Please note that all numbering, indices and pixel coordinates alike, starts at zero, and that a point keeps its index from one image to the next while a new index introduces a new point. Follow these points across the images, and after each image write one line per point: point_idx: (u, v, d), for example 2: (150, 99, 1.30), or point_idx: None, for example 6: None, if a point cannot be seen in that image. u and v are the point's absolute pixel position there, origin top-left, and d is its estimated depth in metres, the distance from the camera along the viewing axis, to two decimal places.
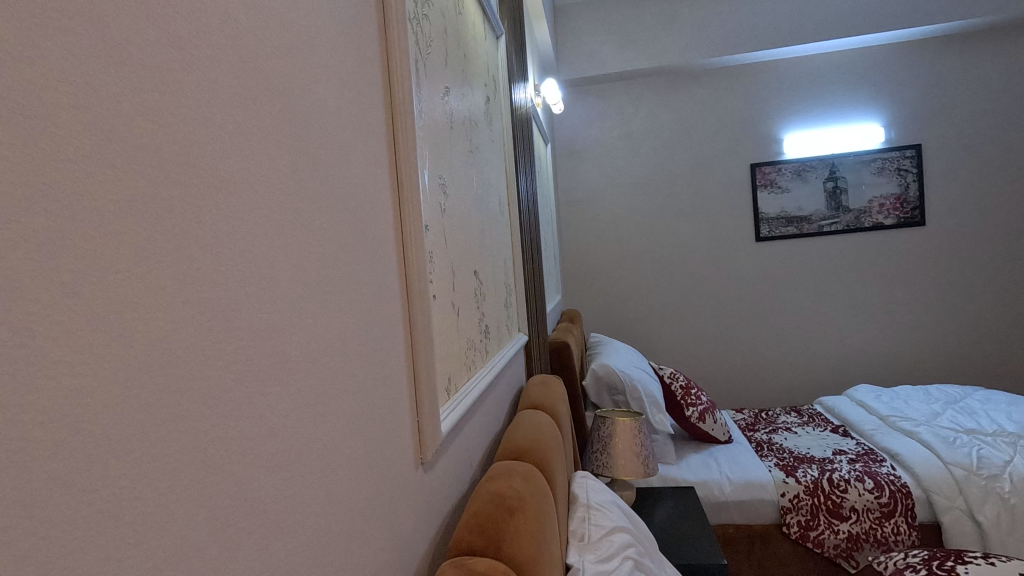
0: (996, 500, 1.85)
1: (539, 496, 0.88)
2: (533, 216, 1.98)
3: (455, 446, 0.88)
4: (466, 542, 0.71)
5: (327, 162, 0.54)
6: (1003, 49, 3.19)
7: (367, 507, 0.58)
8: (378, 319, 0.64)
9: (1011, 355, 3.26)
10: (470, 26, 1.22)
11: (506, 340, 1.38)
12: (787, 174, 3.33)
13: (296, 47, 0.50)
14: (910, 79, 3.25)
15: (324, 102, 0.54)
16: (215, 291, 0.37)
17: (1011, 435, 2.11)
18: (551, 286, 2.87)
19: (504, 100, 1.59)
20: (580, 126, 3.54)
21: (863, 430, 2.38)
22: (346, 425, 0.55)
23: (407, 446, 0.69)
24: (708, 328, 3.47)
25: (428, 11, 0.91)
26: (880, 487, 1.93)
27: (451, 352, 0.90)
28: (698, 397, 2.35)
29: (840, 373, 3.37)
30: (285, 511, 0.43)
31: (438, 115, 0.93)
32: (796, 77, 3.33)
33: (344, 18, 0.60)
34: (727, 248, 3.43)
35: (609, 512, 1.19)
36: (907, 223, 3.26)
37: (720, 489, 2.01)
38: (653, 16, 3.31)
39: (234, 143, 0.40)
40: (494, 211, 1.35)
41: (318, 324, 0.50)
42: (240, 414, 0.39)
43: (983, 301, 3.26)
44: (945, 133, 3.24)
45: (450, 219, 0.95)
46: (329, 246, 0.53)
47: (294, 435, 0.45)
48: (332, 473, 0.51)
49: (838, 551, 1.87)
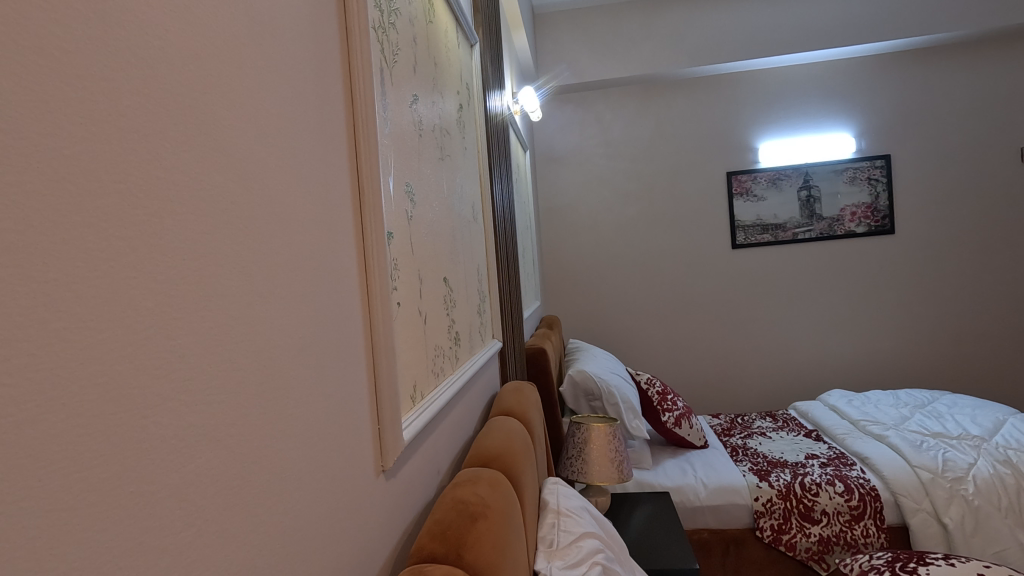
0: (961, 502, 1.90)
1: (505, 502, 0.88)
2: (510, 223, 1.98)
3: (419, 453, 0.88)
4: (428, 549, 0.70)
5: (282, 170, 0.54)
6: (969, 63, 3.28)
7: (324, 513, 0.57)
8: (337, 325, 0.64)
9: (978, 361, 3.35)
10: (442, 34, 1.22)
11: (478, 346, 1.38)
12: (762, 182, 3.39)
13: (248, 53, 0.50)
14: (879, 90, 3.33)
15: (278, 110, 0.54)
16: (155, 300, 0.37)
17: (975, 438, 2.16)
18: (530, 293, 2.88)
19: (480, 108, 1.60)
20: (559, 133, 3.57)
21: (834, 434, 2.42)
22: (302, 433, 0.54)
23: (367, 453, 0.69)
24: (685, 334, 3.51)
25: (396, 20, 0.92)
26: (850, 490, 1.97)
27: (417, 360, 0.89)
28: (674, 402, 2.37)
29: (814, 378, 3.43)
30: (233, 519, 0.43)
31: (406, 123, 0.94)
32: (771, 88, 3.39)
33: (301, 26, 0.60)
34: (704, 255, 3.47)
35: (579, 518, 1.19)
36: (878, 231, 3.34)
37: (695, 494, 2.03)
38: (630, 25, 3.36)
39: (176, 150, 0.40)
40: (466, 217, 1.36)
41: (271, 331, 0.50)
42: (180, 424, 0.38)
43: (950, 307, 3.34)
44: (914, 144, 3.33)
45: (418, 227, 0.95)
46: (284, 253, 0.53)
47: (244, 443, 0.45)
48: (286, 481, 0.51)
49: (810, 554, 1.90)
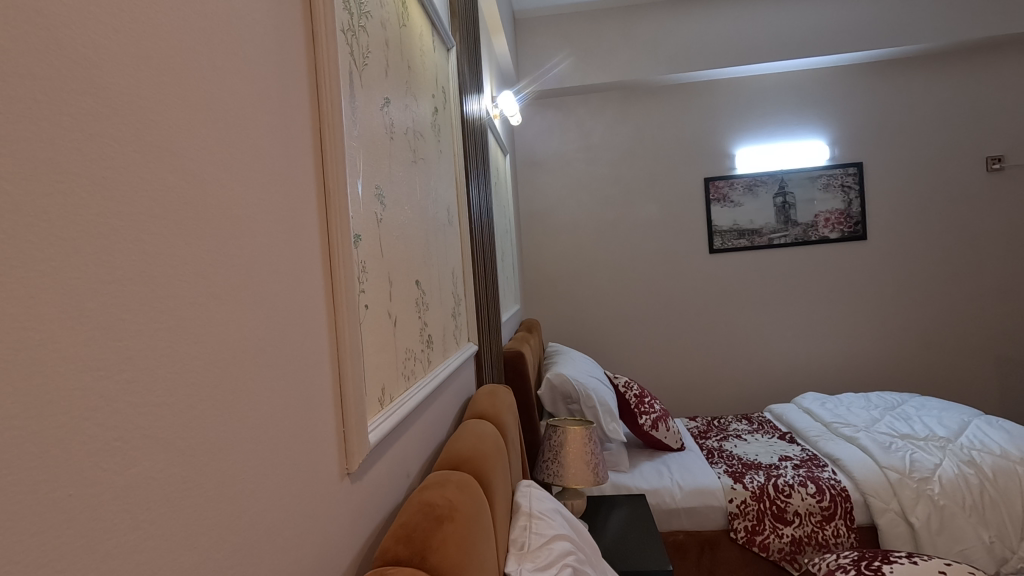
0: (927, 501, 1.94)
1: (474, 505, 0.88)
2: (487, 227, 1.98)
3: (386, 455, 0.87)
4: (392, 552, 0.71)
5: (241, 171, 0.54)
6: (939, 74, 3.38)
7: (283, 516, 0.57)
8: (300, 328, 0.63)
9: (945, 364, 3.43)
10: (416, 38, 1.23)
11: (452, 350, 1.38)
12: (739, 188, 3.44)
13: (207, 56, 0.50)
14: (851, 99, 3.41)
15: (238, 112, 0.54)
16: (100, 301, 0.37)
17: (941, 439, 2.21)
18: (510, 296, 2.88)
19: (457, 111, 1.61)
20: (540, 138, 3.60)
21: (807, 436, 2.46)
22: (261, 435, 0.54)
23: (331, 456, 0.69)
24: (663, 337, 3.54)
25: (367, 23, 0.92)
26: (822, 491, 2.00)
27: (385, 363, 0.89)
28: (651, 405, 2.39)
29: (789, 381, 3.49)
30: (184, 521, 0.43)
31: (376, 127, 0.94)
32: (748, 96, 3.46)
33: (264, 28, 0.60)
34: (682, 259, 3.52)
35: (551, 520, 1.20)
36: (850, 238, 3.41)
37: (671, 497, 2.05)
38: (611, 31, 3.39)
39: (124, 150, 0.40)
40: (441, 220, 1.36)
41: (229, 333, 0.50)
42: (125, 426, 0.38)
43: (921, 311, 3.43)
44: (885, 153, 3.41)
45: (388, 230, 0.95)
46: (244, 254, 0.53)
47: (196, 446, 0.45)
48: (243, 484, 0.51)
49: (782, 555, 1.93)
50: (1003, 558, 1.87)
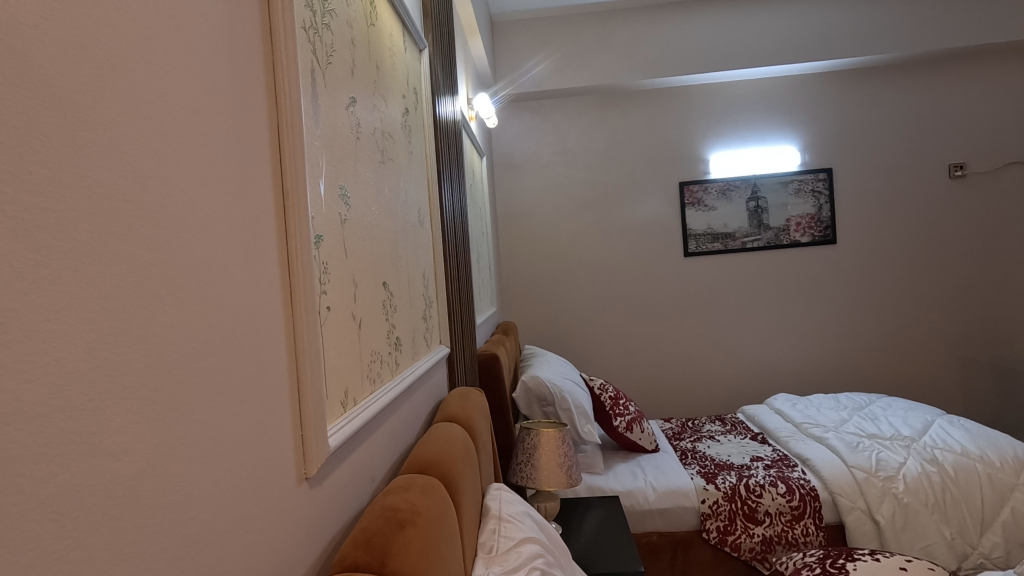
0: (892, 499, 1.99)
1: (439, 509, 0.87)
2: (461, 228, 1.96)
3: (348, 458, 0.86)
4: (350, 558, 0.69)
5: (189, 170, 0.52)
6: (905, 83, 3.47)
7: (231, 522, 0.55)
8: (254, 329, 0.62)
9: (913, 364, 3.51)
10: (385, 37, 1.22)
11: (422, 352, 1.37)
12: (713, 193, 3.49)
13: (150, 51, 0.48)
14: (821, 106, 3.49)
15: (185, 108, 0.53)
16: (21, 301, 0.35)
17: (906, 439, 2.26)
18: (486, 299, 2.86)
19: (429, 111, 1.60)
20: (516, 140, 3.60)
21: (778, 437, 2.50)
22: (209, 440, 0.53)
23: (288, 460, 0.68)
24: (639, 339, 3.57)
25: (331, 21, 0.91)
26: (791, 491, 2.03)
27: (348, 366, 0.88)
28: (626, 407, 2.41)
29: (762, 383, 3.54)
30: (117, 527, 0.41)
31: (340, 126, 0.93)
32: (722, 102, 3.51)
33: (215, 26, 0.58)
34: (658, 262, 3.55)
35: (520, 523, 1.20)
36: (821, 241, 3.48)
37: (645, 498, 2.06)
38: (587, 35, 3.41)
39: (55, 146, 0.38)
40: (411, 221, 1.35)
41: (173, 336, 0.49)
42: (50, 431, 0.37)
43: (889, 313, 3.51)
44: (853, 159, 3.49)
45: (352, 230, 0.94)
46: (192, 255, 0.52)
47: (131, 449, 0.43)
48: (187, 489, 0.49)
49: (753, 554, 1.96)
50: (963, 553, 1.93)
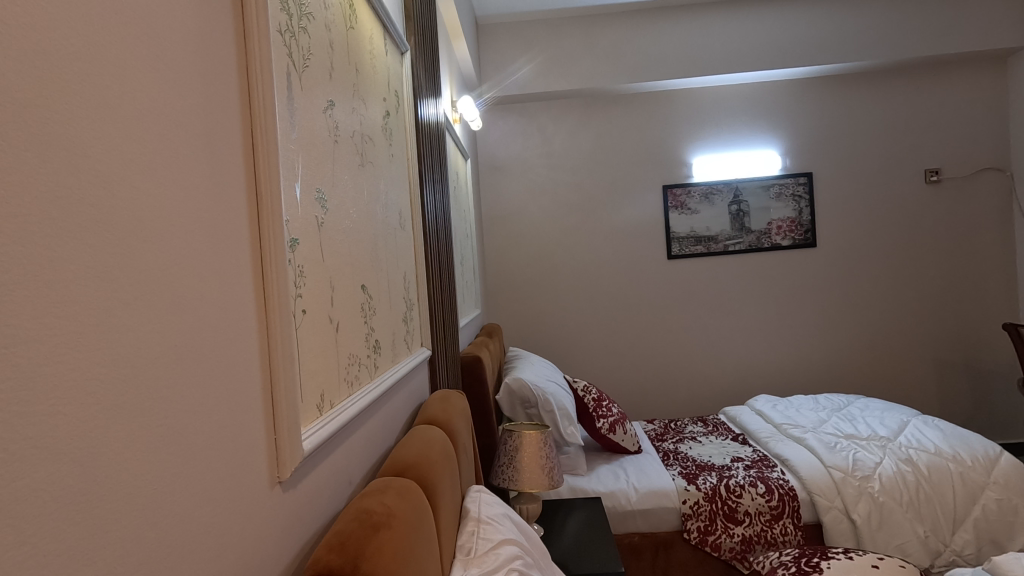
0: (868, 499, 2.02)
1: (415, 512, 0.87)
2: (443, 230, 1.96)
3: (324, 462, 0.86)
4: (323, 561, 0.69)
5: (158, 174, 0.52)
6: (882, 89, 3.54)
7: (201, 526, 0.55)
8: (225, 332, 0.62)
9: (890, 366, 3.58)
10: (365, 40, 1.22)
11: (402, 355, 1.37)
12: (696, 196, 3.53)
13: (119, 57, 0.49)
14: (801, 112, 3.55)
15: (154, 111, 0.52)
16: None
17: (882, 439, 2.30)
18: (471, 301, 2.86)
19: (410, 114, 1.60)
20: (502, 143, 3.62)
21: (759, 438, 2.53)
22: (177, 444, 0.52)
23: (261, 464, 0.68)
24: (623, 341, 3.60)
25: (308, 24, 0.90)
26: (771, 491, 2.06)
27: (324, 369, 0.88)
28: (609, 408, 2.42)
29: (744, 384, 3.58)
30: (79, 534, 0.41)
31: (318, 128, 0.93)
32: (705, 107, 3.56)
33: (187, 30, 0.59)
34: (641, 265, 3.58)
35: (499, 525, 1.20)
36: (801, 245, 3.53)
37: (627, 499, 2.07)
38: (572, 39, 3.43)
39: (19, 151, 0.39)
40: (391, 224, 1.35)
41: (141, 341, 0.49)
42: (10, 434, 0.36)
43: (867, 317, 3.57)
44: (832, 165, 3.55)
45: (329, 234, 0.94)
46: (159, 258, 0.52)
47: (94, 454, 0.43)
48: (155, 493, 0.49)
49: (733, 554, 1.98)
50: (936, 551, 1.98)
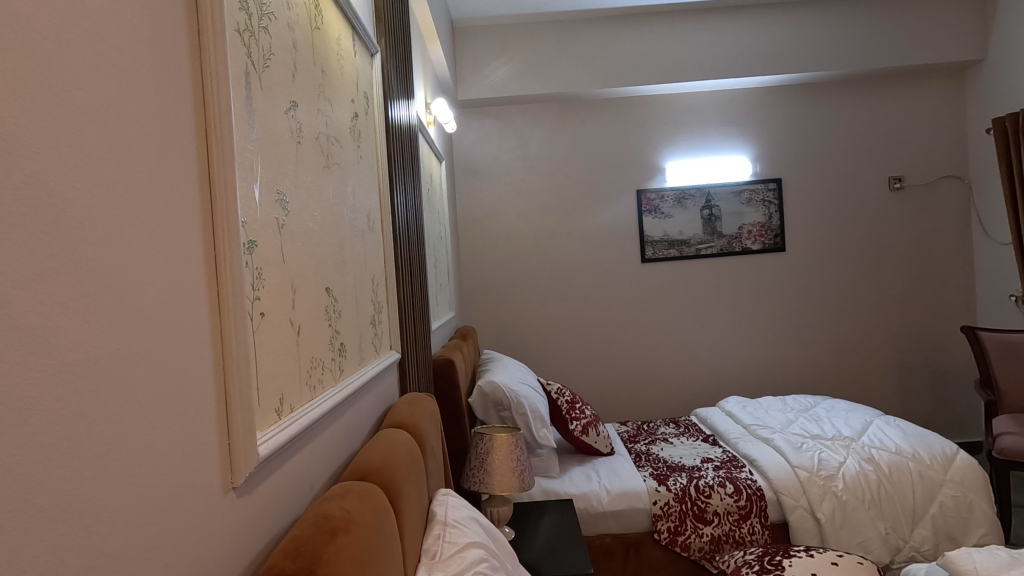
0: (832, 497, 2.07)
1: (376, 516, 0.86)
2: (415, 232, 1.95)
3: (281, 466, 0.84)
4: (278, 567, 0.68)
5: (100, 175, 0.51)
6: (848, 98, 3.63)
7: (148, 532, 0.54)
8: (174, 335, 0.61)
9: (857, 367, 3.67)
10: (333, 41, 1.21)
11: (369, 358, 1.35)
12: (669, 201, 3.59)
13: (61, 54, 0.47)
14: (770, 119, 3.63)
15: (97, 111, 0.51)
16: None
17: (846, 439, 2.36)
18: (444, 304, 2.84)
19: (380, 115, 1.59)
20: (477, 146, 3.63)
21: (728, 439, 2.57)
22: (121, 449, 0.51)
23: (213, 468, 0.66)
24: (596, 344, 3.62)
25: (269, 23, 0.90)
26: (738, 491, 2.09)
27: (283, 373, 0.87)
28: (582, 410, 2.44)
29: (716, 386, 3.64)
30: (9, 543, 0.40)
31: (278, 129, 0.92)
32: (678, 114, 3.61)
33: (135, 29, 0.57)
34: (615, 268, 3.61)
35: (465, 529, 1.20)
36: (770, 249, 3.61)
37: (598, 500, 2.09)
38: (546, 43, 3.46)
39: None
40: (358, 225, 1.33)
41: (81, 344, 0.47)
42: None
43: (834, 319, 3.66)
44: (801, 171, 3.63)
45: (290, 235, 0.93)
46: (101, 260, 0.50)
47: (24, 460, 0.41)
48: (96, 501, 0.48)
49: (702, 553, 2.01)
50: (897, 547, 2.04)
